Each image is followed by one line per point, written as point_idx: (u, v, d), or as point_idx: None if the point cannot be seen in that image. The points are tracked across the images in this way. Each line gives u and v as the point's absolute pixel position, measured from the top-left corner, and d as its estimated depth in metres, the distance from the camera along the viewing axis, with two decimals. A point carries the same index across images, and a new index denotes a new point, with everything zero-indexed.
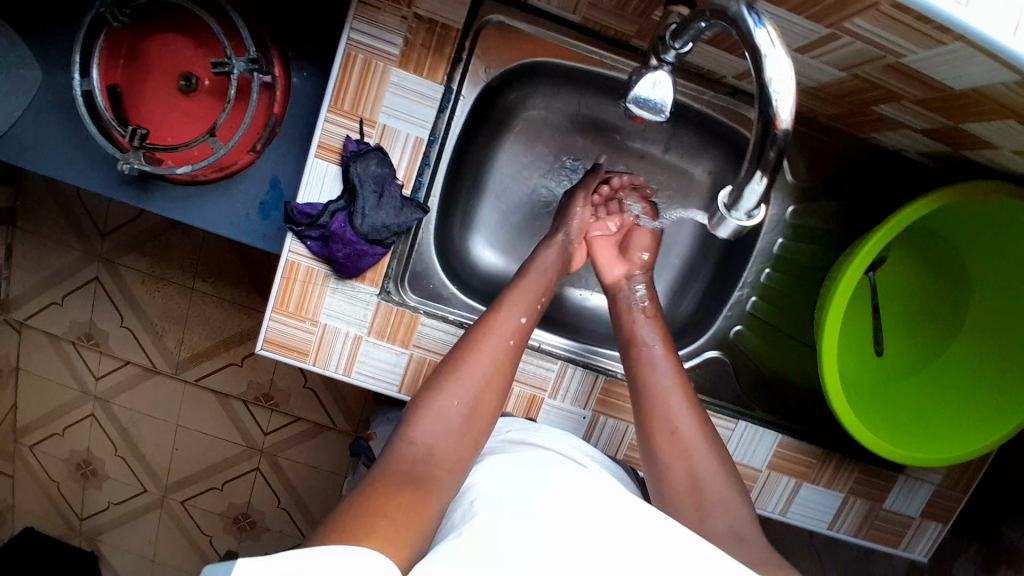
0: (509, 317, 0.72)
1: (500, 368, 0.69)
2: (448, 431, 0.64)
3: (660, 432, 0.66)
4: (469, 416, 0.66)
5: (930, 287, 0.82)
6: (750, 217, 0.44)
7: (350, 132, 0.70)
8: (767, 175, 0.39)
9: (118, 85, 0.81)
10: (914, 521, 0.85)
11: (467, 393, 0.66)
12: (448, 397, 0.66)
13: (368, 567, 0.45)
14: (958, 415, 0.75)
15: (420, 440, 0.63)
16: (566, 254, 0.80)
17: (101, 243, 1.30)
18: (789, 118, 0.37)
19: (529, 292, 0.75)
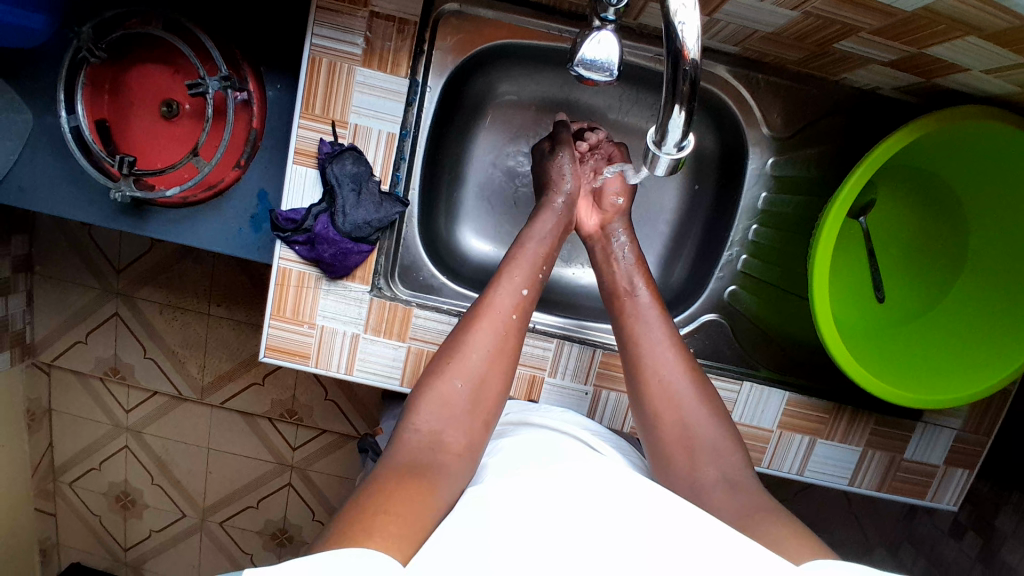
0: (509, 291, 0.69)
1: (503, 344, 0.67)
2: (454, 416, 0.63)
3: (654, 385, 0.66)
4: (474, 398, 0.64)
5: (930, 227, 0.80)
6: (680, 150, 0.46)
7: (323, 135, 0.72)
8: (684, 107, 0.42)
9: (105, 119, 0.84)
10: (939, 469, 0.81)
11: (472, 373, 0.64)
12: (451, 381, 0.64)
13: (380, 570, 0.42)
14: (965, 352, 0.73)
15: (423, 427, 0.62)
16: (566, 216, 0.78)
17: (116, 279, 1.34)
18: (696, 47, 0.40)
19: (527, 263, 0.72)
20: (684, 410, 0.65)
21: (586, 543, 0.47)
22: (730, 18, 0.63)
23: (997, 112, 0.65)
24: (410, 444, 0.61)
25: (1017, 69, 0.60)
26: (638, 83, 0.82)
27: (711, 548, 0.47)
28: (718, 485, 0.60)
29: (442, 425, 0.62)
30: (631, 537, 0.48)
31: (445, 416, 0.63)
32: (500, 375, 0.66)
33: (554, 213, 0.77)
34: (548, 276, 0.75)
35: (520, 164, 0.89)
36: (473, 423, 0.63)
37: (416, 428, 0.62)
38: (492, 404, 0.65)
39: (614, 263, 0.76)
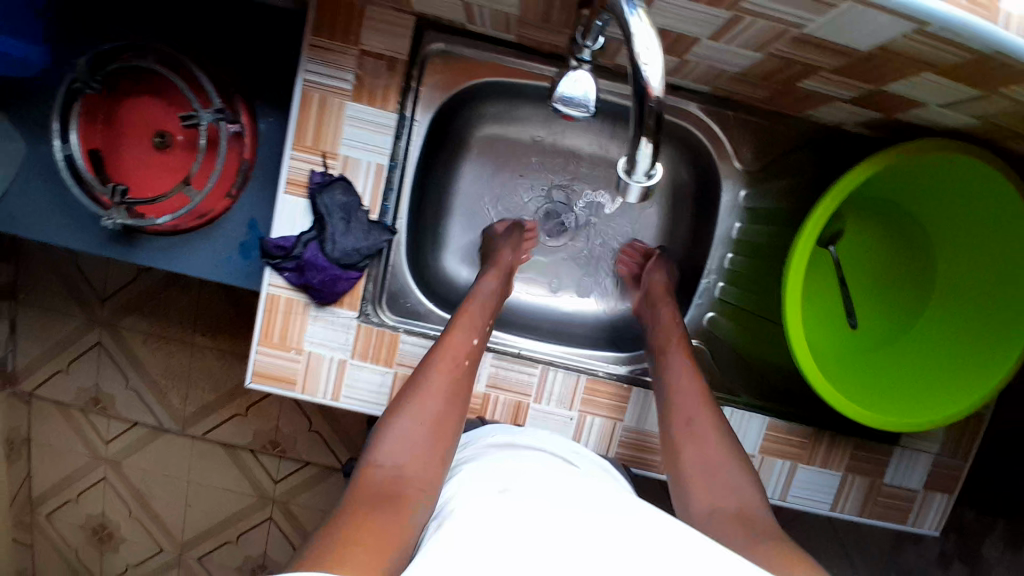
0: (463, 337, 0.73)
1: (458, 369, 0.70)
2: (418, 443, 0.63)
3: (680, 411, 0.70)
4: (433, 435, 0.64)
5: (900, 255, 0.84)
6: (650, 178, 0.49)
7: (314, 166, 0.74)
8: (651, 139, 0.46)
9: (98, 149, 0.86)
10: (918, 493, 0.83)
11: (429, 412, 0.65)
12: (412, 416, 0.65)
13: None
14: (937, 376, 0.76)
15: (387, 463, 0.61)
16: (507, 261, 0.84)
17: (102, 308, 1.34)
18: (660, 85, 0.43)
19: (478, 314, 0.76)
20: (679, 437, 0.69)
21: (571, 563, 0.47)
22: (702, 59, 0.68)
23: (955, 144, 0.69)
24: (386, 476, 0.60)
25: (971, 102, 0.64)
26: (616, 117, 0.86)
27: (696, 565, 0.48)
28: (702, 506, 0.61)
29: (404, 454, 0.62)
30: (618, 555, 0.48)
31: (409, 442, 0.63)
32: (456, 400, 0.68)
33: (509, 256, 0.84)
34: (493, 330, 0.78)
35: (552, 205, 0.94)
36: (435, 458, 0.63)
37: (378, 467, 0.61)
38: (451, 430, 0.66)
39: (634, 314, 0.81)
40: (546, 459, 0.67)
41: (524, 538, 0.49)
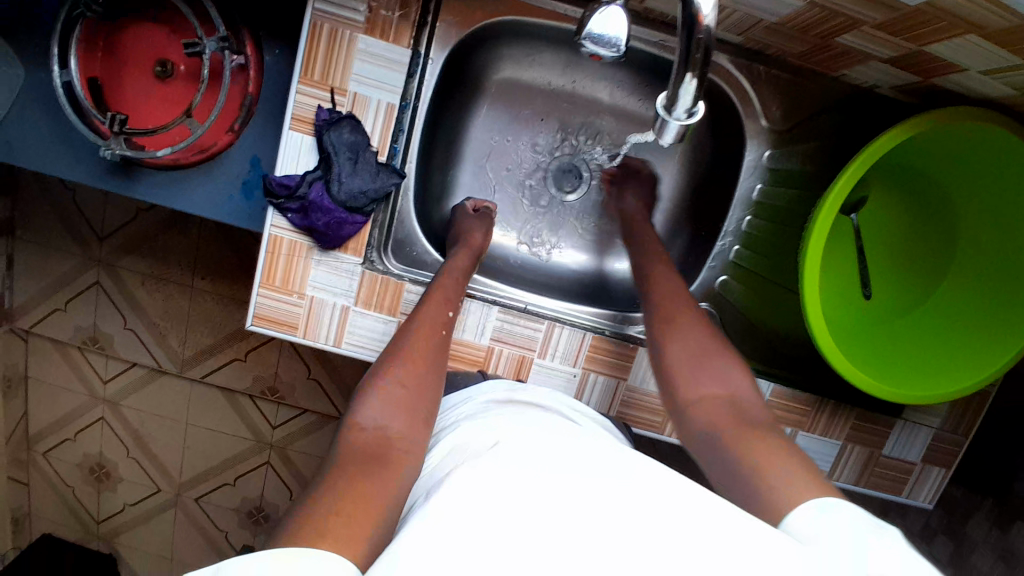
0: (438, 308, 0.70)
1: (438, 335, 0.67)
2: (403, 406, 0.59)
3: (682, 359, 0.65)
4: (413, 400, 0.60)
5: (919, 224, 0.82)
6: (690, 116, 0.45)
7: (321, 102, 0.70)
8: (697, 74, 0.42)
9: (98, 78, 0.82)
10: (916, 465, 0.83)
11: (409, 377, 0.62)
12: (391, 380, 0.61)
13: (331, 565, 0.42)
14: (951, 350, 0.74)
15: (369, 426, 0.57)
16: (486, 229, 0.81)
17: (99, 247, 1.31)
18: (712, 14, 0.40)
19: (452, 285, 0.74)
20: (688, 393, 0.64)
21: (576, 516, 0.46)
22: (738, 6, 0.64)
23: (988, 112, 0.66)
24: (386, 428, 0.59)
25: (1015, 71, 0.61)
26: (639, 67, 0.82)
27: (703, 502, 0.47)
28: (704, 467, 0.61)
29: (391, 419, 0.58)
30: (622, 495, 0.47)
31: (394, 405, 0.59)
32: (437, 366, 0.65)
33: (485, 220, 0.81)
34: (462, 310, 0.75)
35: (569, 157, 0.91)
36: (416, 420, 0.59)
37: (360, 431, 0.57)
38: (432, 395, 0.62)
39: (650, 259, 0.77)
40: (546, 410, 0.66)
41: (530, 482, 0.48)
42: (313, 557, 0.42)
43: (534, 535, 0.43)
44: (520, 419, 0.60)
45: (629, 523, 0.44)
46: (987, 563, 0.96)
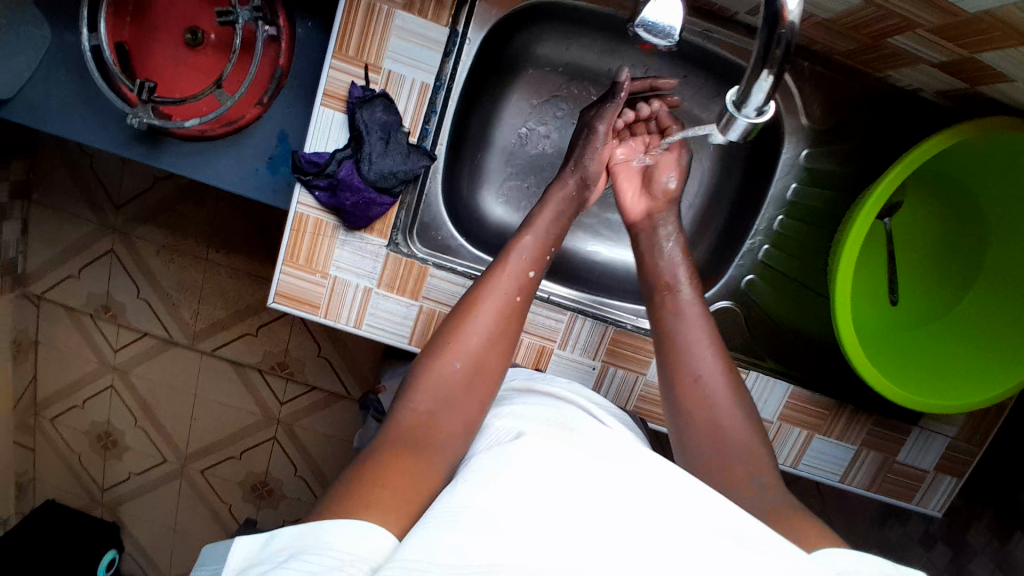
0: (515, 271, 0.70)
1: (500, 333, 0.66)
2: (454, 400, 0.61)
3: (687, 382, 0.66)
4: (471, 377, 0.63)
5: (949, 229, 0.81)
6: (760, 114, 0.45)
7: (355, 79, 0.69)
8: (774, 71, 0.41)
9: (126, 43, 0.81)
10: (929, 474, 0.82)
11: (469, 354, 0.64)
12: (452, 355, 0.64)
13: (364, 540, 0.44)
14: (979, 358, 0.73)
15: (420, 407, 0.60)
16: (575, 199, 0.78)
17: (115, 215, 1.31)
18: (796, 8, 0.40)
19: (534, 244, 0.73)
20: (695, 408, 0.65)
21: (602, 510, 0.46)
22: None
23: (1020, 122, 0.65)
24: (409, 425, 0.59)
25: None
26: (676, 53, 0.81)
27: (725, 513, 0.48)
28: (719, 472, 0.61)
29: (442, 410, 0.60)
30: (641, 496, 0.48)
31: (447, 399, 0.61)
32: (502, 336, 0.66)
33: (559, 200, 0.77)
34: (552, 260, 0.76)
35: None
36: (470, 402, 0.62)
37: (412, 408, 0.61)
38: (493, 371, 0.65)
39: (659, 255, 0.75)
40: (574, 402, 0.67)
41: (551, 475, 0.48)
42: (358, 525, 0.45)
43: (550, 523, 0.43)
44: (542, 412, 0.61)
45: (644, 522, 0.45)
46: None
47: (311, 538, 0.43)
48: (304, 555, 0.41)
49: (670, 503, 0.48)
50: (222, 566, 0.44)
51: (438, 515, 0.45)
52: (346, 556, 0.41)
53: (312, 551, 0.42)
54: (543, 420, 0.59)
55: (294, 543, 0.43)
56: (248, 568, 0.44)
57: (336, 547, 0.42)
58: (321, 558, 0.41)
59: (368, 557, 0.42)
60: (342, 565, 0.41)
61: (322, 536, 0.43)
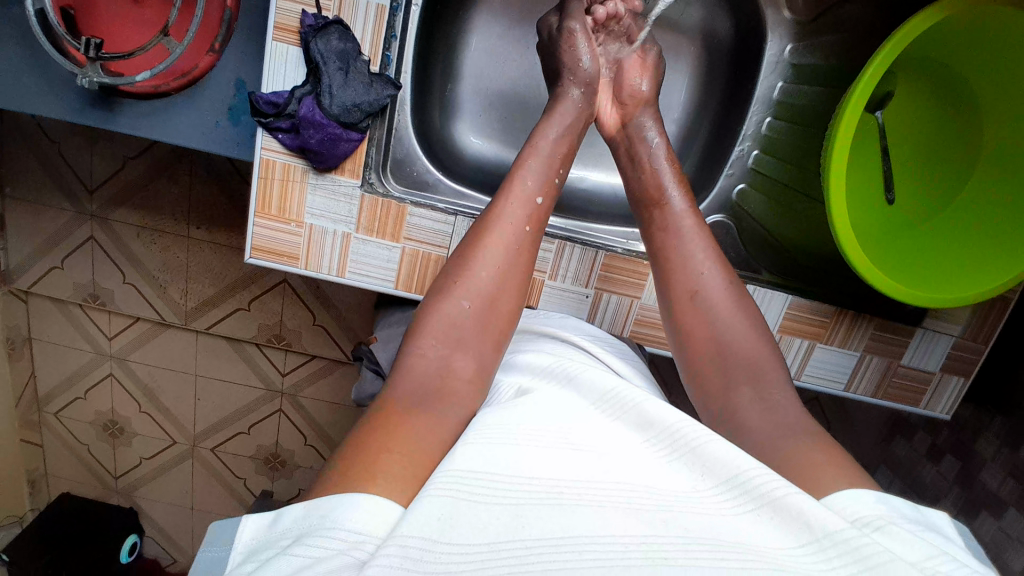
0: (521, 201, 0.64)
1: (513, 266, 0.61)
2: (465, 339, 0.57)
3: (683, 300, 0.63)
4: (481, 318, 0.59)
5: (943, 118, 0.77)
6: None
7: (306, 6, 0.65)
8: None
9: (71, 7, 0.76)
10: (936, 375, 0.81)
11: (481, 293, 0.59)
12: (459, 295, 0.59)
13: (372, 519, 0.40)
14: (982, 251, 0.71)
15: (430, 353, 0.56)
16: (586, 108, 0.73)
17: (90, 199, 1.26)
18: None
19: (537, 171, 0.67)
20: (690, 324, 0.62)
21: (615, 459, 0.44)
22: None
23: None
24: (412, 363, 0.55)
25: None
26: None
27: (735, 456, 0.43)
28: (723, 379, 0.59)
29: (451, 350, 0.56)
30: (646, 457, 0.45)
31: (456, 338, 0.57)
32: (513, 271, 0.61)
33: (567, 128, 0.70)
34: (563, 184, 0.70)
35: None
36: (483, 347, 0.58)
37: (420, 351, 0.56)
38: (504, 311, 0.60)
39: (645, 167, 0.72)
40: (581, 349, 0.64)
41: (549, 432, 0.46)
42: (365, 498, 0.41)
43: (550, 488, 0.41)
44: (545, 365, 0.58)
45: (650, 489, 0.42)
46: (998, 479, 0.95)
47: (316, 518, 0.40)
48: (309, 539, 0.38)
49: (673, 467, 0.45)
50: (226, 550, 0.41)
51: (430, 485, 0.42)
52: (354, 537, 0.38)
53: (318, 533, 0.39)
54: (544, 377, 0.56)
55: (299, 523, 0.40)
56: (253, 551, 0.40)
57: (343, 526, 0.39)
58: (328, 540, 0.38)
59: (376, 539, 0.39)
60: (348, 549, 0.37)
61: (327, 515, 0.40)
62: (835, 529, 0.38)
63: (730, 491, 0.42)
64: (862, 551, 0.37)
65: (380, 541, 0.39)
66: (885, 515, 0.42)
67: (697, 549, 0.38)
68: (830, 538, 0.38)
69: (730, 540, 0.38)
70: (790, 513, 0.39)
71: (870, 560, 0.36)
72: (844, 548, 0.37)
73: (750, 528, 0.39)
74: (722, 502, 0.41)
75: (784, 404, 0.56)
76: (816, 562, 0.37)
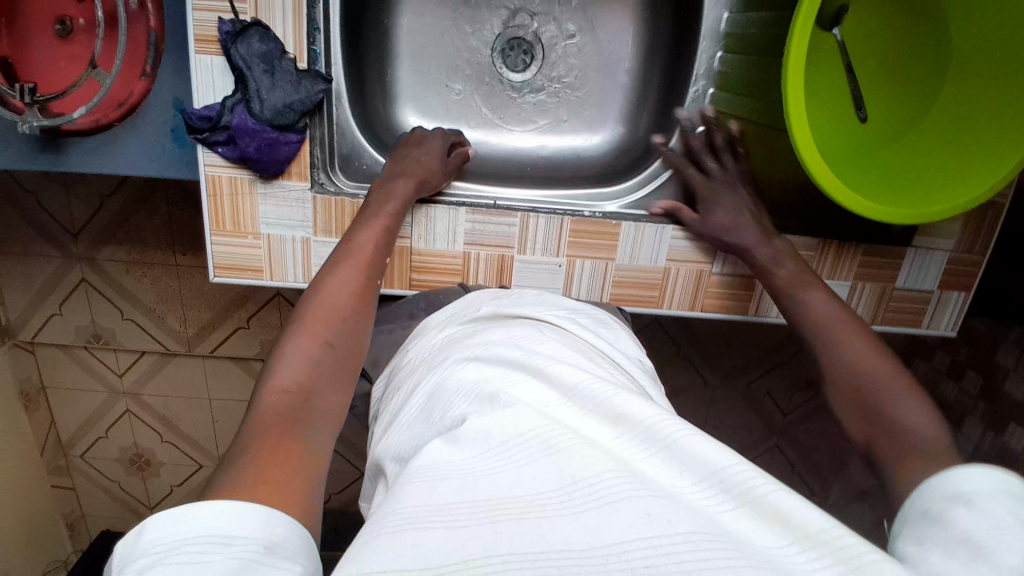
0: (365, 245, 0.63)
1: (365, 284, 0.60)
2: (324, 373, 0.50)
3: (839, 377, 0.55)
4: (338, 354, 0.52)
5: (906, 26, 0.73)
6: None
7: (220, 13, 0.63)
8: None
9: (7, 56, 0.75)
10: (933, 293, 0.78)
11: (337, 329, 0.54)
12: (312, 332, 0.52)
13: (260, 521, 0.36)
14: (960, 160, 0.68)
15: (290, 385, 0.48)
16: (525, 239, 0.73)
17: (74, 243, 1.25)
18: None
19: (377, 223, 0.66)
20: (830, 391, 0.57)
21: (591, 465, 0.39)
22: None
23: None
24: (268, 400, 0.46)
25: None
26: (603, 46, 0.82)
27: (719, 458, 0.39)
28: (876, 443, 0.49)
29: (323, 384, 0.49)
30: (619, 452, 0.41)
31: (324, 378, 0.50)
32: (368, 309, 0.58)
33: (413, 169, 0.70)
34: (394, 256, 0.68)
35: (515, 30, 0.81)
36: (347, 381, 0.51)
37: (276, 387, 0.48)
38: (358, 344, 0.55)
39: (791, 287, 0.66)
40: (553, 330, 0.61)
41: (515, 445, 0.42)
42: (247, 506, 0.36)
43: (533, 500, 0.38)
44: (512, 356, 0.53)
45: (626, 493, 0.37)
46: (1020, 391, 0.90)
47: (194, 527, 0.35)
48: (189, 548, 0.34)
49: (651, 462, 0.40)
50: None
51: (393, 521, 0.39)
52: (242, 542, 0.34)
53: (198, 542, 0.34)
54: (509, 368, 0.51)
55: (172, 532, 0.34)
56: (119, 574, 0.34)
57: (234, 532, 0.35)
58: (218, 549, 0.34)
59: (269, 541, 0.35)
60: (237, 554, 0.34)
61: (204, 522, 0.35)
62: (819, 531, 0.35)
63: (710, 489, 0.38)
64: (848, 552, 0.34)
65: (270, 542, 0.35)
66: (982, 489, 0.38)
67: (655, 550, 0.34)
68: (816, 539, 0.34)
69: (717, 534, 0.35)
70: (775, 515, 0.36)
71: (856, 563, 0.33)
72: (831, 550, 0.34)
73: (732, 525, 0.36)
74: (703, 499, 0.37)
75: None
76: (802, 561, 0.34)
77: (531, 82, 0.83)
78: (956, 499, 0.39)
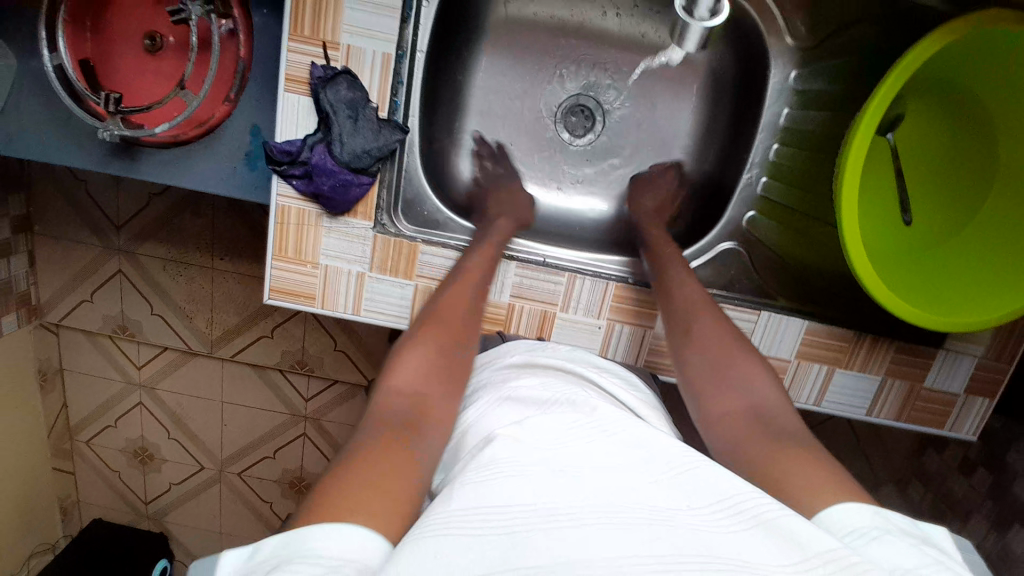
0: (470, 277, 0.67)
1: (471, 308, 0.64)
2: (442, 383, 0.55)
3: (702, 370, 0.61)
4: (451, 366, 0.57)
5: (955, 138, 0.76)
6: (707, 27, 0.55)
7: (314, 58, 0.67)
8: None
9: (89, 59, 0.81)
10: (960, 397, 0.79)
11: (444, 348, 0.58)
12: (423, 345, 0.57)
13: (360, 544, 0.37)
14: (1004, 269, 0.69)
15: (406, 389, 0.53)
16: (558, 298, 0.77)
17: (117, 235, 1.30)
18: None
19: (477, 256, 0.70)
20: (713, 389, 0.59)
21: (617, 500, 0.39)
22: None
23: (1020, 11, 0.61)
24: (389, 400, 0.52)
25: None
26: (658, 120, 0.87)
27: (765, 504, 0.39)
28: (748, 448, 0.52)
29: (435, 391, 0.53)
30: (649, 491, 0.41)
31: (437, 382, 0.54)
32: (472, 328, 0.62)
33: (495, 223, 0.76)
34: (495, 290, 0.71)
35: (581, 98, 0.87)
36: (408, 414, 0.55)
37: (395, 390, 0.53)
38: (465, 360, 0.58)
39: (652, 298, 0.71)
40: (585, 384, 0.62)
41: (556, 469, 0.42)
42: (349, 525, 0.37)
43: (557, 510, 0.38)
44: (545, 398, 0.53)
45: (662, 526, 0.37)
46: None
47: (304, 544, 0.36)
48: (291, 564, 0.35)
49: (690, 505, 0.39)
50: None
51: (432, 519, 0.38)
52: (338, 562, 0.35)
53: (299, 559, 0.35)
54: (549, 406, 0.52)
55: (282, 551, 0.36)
56: None
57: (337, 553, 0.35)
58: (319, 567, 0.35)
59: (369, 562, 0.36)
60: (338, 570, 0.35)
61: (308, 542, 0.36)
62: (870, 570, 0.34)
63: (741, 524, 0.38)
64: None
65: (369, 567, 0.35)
66: (874, 525, 0.41)
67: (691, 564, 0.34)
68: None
69: None
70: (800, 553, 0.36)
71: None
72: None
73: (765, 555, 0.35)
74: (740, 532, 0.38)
75: (775, 413, 0.55)
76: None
77: (587, 148, 0.88)
78: (854, 537, 0.40)
